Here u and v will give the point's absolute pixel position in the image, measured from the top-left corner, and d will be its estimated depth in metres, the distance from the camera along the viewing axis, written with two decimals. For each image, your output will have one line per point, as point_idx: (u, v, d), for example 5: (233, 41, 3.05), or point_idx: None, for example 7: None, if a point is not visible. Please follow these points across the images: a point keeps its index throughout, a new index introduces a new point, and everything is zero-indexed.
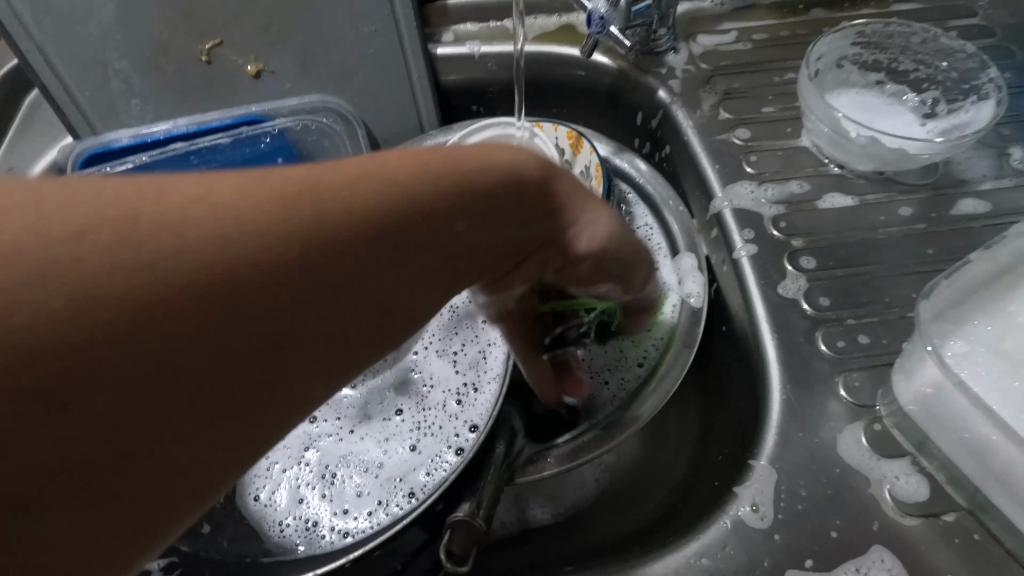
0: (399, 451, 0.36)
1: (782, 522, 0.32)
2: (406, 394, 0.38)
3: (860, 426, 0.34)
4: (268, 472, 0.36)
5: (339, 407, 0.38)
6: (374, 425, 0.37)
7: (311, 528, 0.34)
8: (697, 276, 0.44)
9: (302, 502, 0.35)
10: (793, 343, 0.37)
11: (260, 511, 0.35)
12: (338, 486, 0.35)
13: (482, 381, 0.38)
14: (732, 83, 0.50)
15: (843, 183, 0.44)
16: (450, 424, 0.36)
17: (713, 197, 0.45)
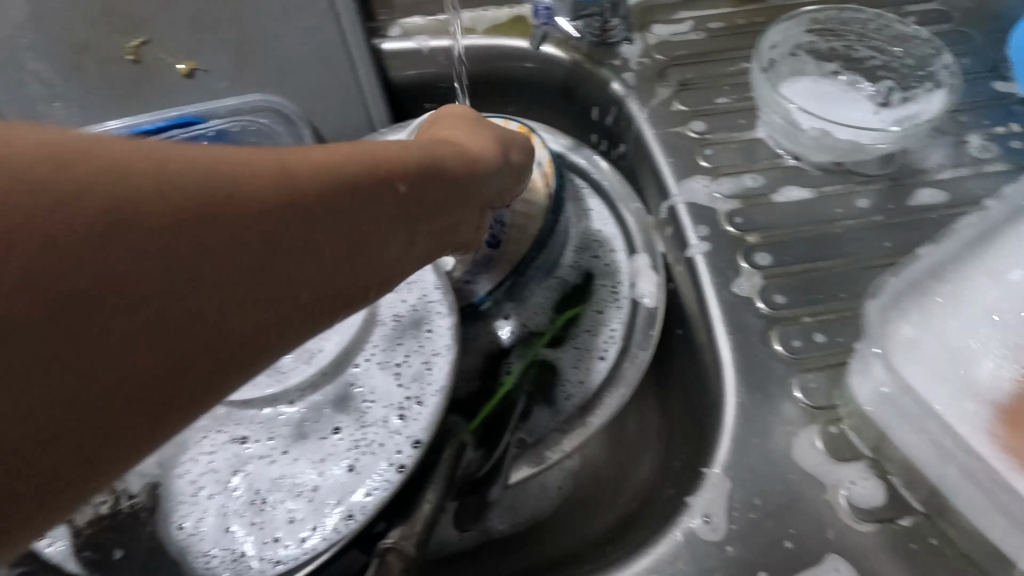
0: (336, 471, 0.33)
1: (735, 533, 0.30)
2: (348, 409, 0.36)
3: (815, 429, 0.33)
4: (193, 499, 0.34)
5: (273, 425, 0.36)
6: (311, 444, 0.35)
7: (239, 559, 0.31)
8: (651, 276, 0.43)
9: (230, 531, 0.32)
10: (747, 344, 0.36)
11: (183, 542, 0.32)
12: (268, 512, 0.33)
13: (426, 392, 0.36)
14: (687, 74, 0.49)
15: (799, 176, 0.43)
16: (391, 441, 0.34)
17: (668, 193, 0.44)
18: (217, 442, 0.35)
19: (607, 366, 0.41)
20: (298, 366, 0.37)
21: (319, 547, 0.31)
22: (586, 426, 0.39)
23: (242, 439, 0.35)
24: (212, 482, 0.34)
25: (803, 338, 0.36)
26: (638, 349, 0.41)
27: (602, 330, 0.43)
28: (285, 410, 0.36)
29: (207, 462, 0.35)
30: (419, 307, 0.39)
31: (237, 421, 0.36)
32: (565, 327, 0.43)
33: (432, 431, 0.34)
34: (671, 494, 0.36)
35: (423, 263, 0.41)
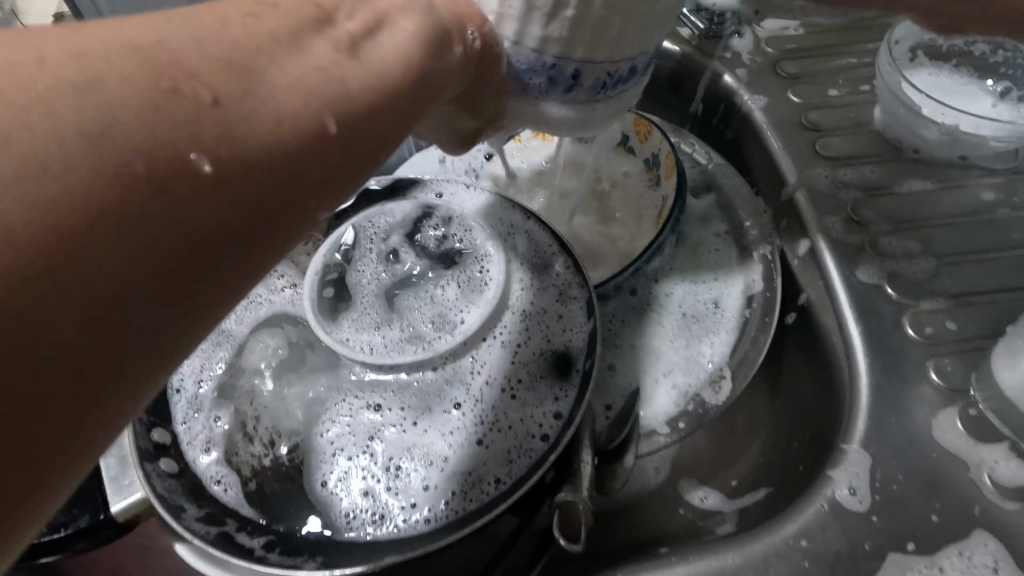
0: (468, 444, 0.34)
1: (880, 504, 0.31)
2: (470, 386, 0.36)
3: (955, 411, 0.34)
4: (332, 458, 0.35)
5: (405, 394, 0.36)
6: (439, 415, 0.35)
7: (380, 520, 0.32)
8: (754, 266, 0.44)
9: (369, 494, 0.33)
10: (880, 328, 0.37)
11: (327, 497, 0.33)
12: (404, 477, 0.33)
13: (560, 368, 0.37)
14: (800, 68, 0.50)
15: (919, 168, 0.44)
16: (535, 411, 0.35)
17: (787, 183, 0.45)
18: (353, 407, 0.36)
19: (723, 353, 0.41)
20: (440, 334, 0.38)
21: (470, 507, 0.32)
22: (712, 405, 0.39)
23: (377, 407, 0.36)
24: (350, 445, 0.35)
25: (935, 324, 0.37)
26: (760, 332, 0.41)
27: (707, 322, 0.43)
28: (428, 376, 0.37)
29: (341, 424, 0.36)
30: (545, 291, 0.40)
31: (369, 388, 0.37)
32: (670, 321, 0.44)
33: (575, 403, 0.35)
34: (803, 470, 0.37)
35: (552, 241, 0.42)
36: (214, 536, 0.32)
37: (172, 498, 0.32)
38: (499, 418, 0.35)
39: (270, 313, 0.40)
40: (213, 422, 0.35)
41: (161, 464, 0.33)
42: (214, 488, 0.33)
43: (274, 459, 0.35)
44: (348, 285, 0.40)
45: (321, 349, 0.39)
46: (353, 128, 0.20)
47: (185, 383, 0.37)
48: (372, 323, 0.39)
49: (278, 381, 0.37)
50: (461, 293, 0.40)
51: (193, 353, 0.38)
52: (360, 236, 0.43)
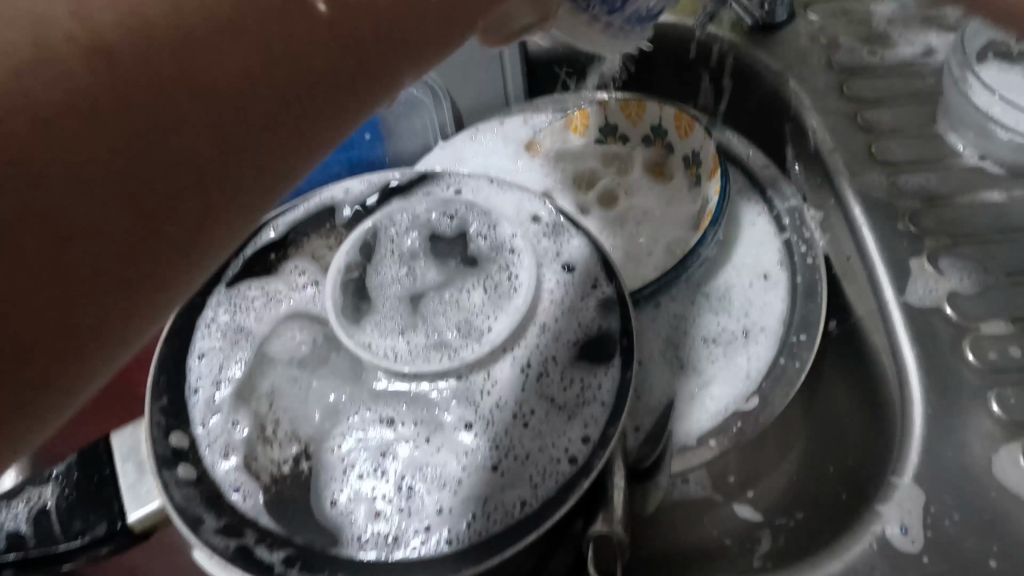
0: (482, 465, 0.33)
1: (933, 544, 0.30)
2: (481, 405, 0.35)
3: (1018, 446, 0.31)
4: (342, 476, 0.33)
5: (417, 409, 0.35)
6: (451, 434, 0.34)
7: (391, 544, 0.31)
8: (781, 275, 0.42)
9: (380, 517, 0.32)
10: (936, 351, 0.35)
11: (338, 518, 0.32)
12: (416, 499, 0.32)
13: (590, 390, 0.35)
14: (856, 61, 0.47)
15: (982, 178, 0.40)
16: (558, 438, 0.34)
17: (839, 186, 0.42)
18: (365, 420, 0.35)
19: (766, 361, 0.39)
20: (467, 342, 0.36)
21: (495, 528, 0.31)
22: (753, 404, 0.38)
23: (390, 421, 0.35)
24: (361, 461, 0.34)
25: (996, 350, 0.34)
26: (801, 347, 0.39)
27: (743, 337, 0.40)
28: (456, 386, 0.35)
29: (351, 439, 0.34)
30: (572, 296, 0.38)
31: (384, 400, 0.35)
32: (704, 335, 0.41)
33: (605, 426, 0.34)
34: (846, 498, 0.36)
35: (584, 246, 0.41)
36: (233, 550, 0.31)
37: (189, 508, 0.32)
38: (512, 439, 0.34)
39: (290, 305, 0.39)
40: (231, 426, 0.34)
41: (179, 470, 0.33)
42: (233, 496, 0.32)
43: (292, 467, 0.34)
44: (370, 287, 0.39)
45: (342, 351, 0.37)
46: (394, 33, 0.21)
47: (204, 383, 0.36)
48: (397, 327, 0.37)
49: (301, 376, 0.36)
50: (489, 300, 0.38)
51: (212, 351, 0.37)
52: (382, 237, 0.41)
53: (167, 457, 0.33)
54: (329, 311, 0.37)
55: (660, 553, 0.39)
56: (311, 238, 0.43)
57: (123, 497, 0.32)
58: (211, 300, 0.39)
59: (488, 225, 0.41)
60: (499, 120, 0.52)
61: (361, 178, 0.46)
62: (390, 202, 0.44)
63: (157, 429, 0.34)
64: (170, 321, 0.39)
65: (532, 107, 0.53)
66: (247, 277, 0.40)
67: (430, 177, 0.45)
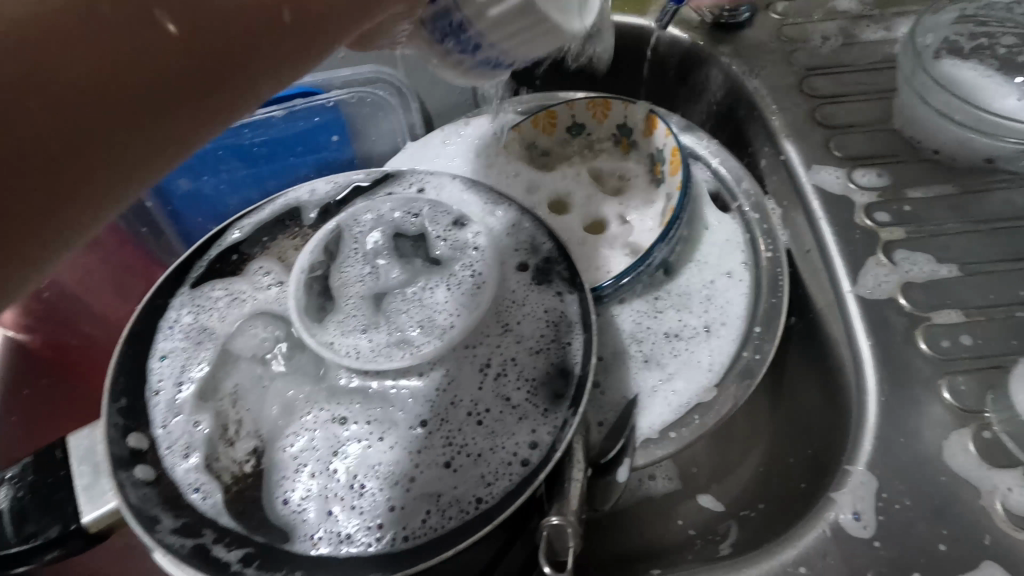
0: (435, 463, 0.33)
1: (885, 530, 0.30)
2: (435, 403, 0.35)
3: (968, 433, 0.32)
4: (294, 475, 0.33)
5: (371, 408, 0.35)
6: (404, 432, 0.34)
7: (344, 541, 0.31)
8: (744, 272, 0.42)
9: (332, 514, 0.32)
10: (891, 342, 0.35)
11: (289, 517, 0.32)
12: (368, 497, 0.32)
13: (549, 391, 0.35)
14: (816, 59, 0.47)
15: (936, 171, 0.41)
16: (509, 440, 0.34)
17: (800, 181, 0.43)
18: (318, 419, 0.35)
19: (726, 357, 0.40)
20: (428, 340, 0.36)
21: (450, 525, 0.32)
22: (708, 395, 0.39)
23: (343, 420, 0.35)
24: (313, 460, 0.34)
25: (949, 339, 0.35)
26: (764, 341, 0.39)
27: (706, 332, 0.41)
28: (415, 383, 0.36)
29: (305, 437, 0.35)
30: (532, 295, 0.39)
31: (340, 399, 0.36)
32: (665, 331, 0.42)
33: (560, 425, 0.34)
34: (803, 488, 0.36)
35: (547, 243, 0.41)
36: (189, 549, 0.31)
37: (147, 509, 0.31)
38: (464, 438, 0.34)
39: (252, 306, 0.39)
40: (192, 427, 0.34)
41: (136, 471, 0.32)
42: (192, 495, 0.32)
43: (253, 466, 0.34)
44: (333, 287, 0.39)
45: (305, 351, 0.37)
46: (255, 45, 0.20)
47: (164, 384, 0.36)
48: (359, 326, 0.38)
49: (265, 376, 0.37)
50: (450, 297, 0.38)
51: (174, 353, 0.37)
52: (346, 237, 0.41)
53: (126, 457, 0.32)
54: (292, 311, 0.38)
55: (625, 546, 0.40)
56: (276, 238, 0.43)
57: (79, 499, 0.31)
58: (173, 301, 0.39)
59: (451, 224, 0.41)
60: (469, 121, 0.52)
61: (328, 179, 0.46)
62: (357, 202, 0.44)
63: (116, 430, 0.33)
64: (132, 323, 0.38)
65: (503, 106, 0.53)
66: (211, 278, 0.40)
67: (395, 178, 0.45)
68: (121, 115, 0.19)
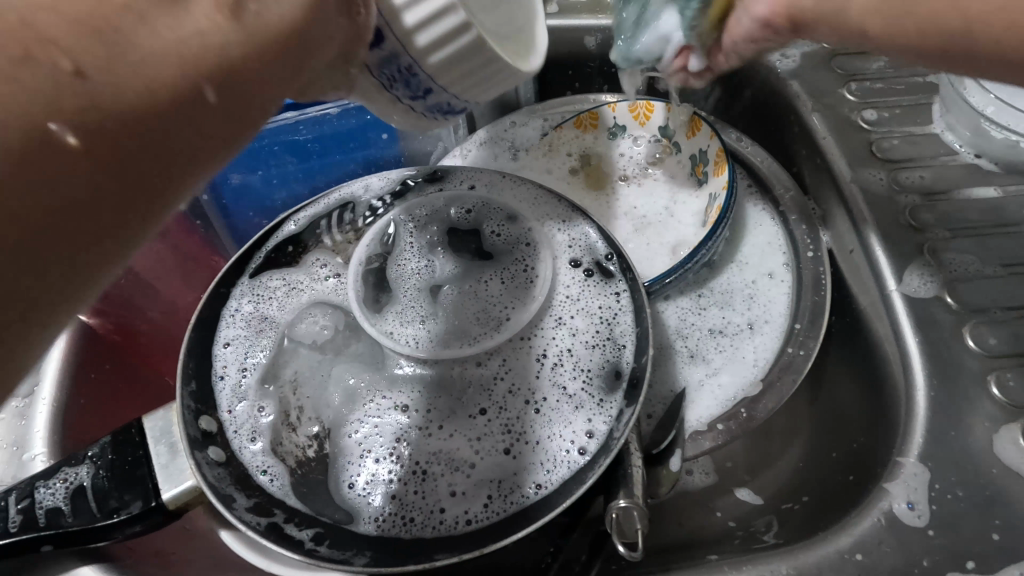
0: (495, 450, 0.34)
1: (939, 519, 0.31)
2: (495, 392, 0.36)
3: (1018, 427, 0.33)
4: (358, 460, 0.34)
5: (431, 396, 0.36)
6: (464, 419, 0.35)
7: (409, 523, 0.32)
8: (787, 270, 0.44)
9: (395, 498, 0.33)
10: (939, 338, 0.36)
11: (354, 500, 0.33)
12: (430, 482, 0.33)
13: (604, 381, 0.36)
14: (857, 63, 0.48)
15: (978, 174, 0.42)
16: (567, 428, 0.35)
17: (842, 182, 0.44)
18: (380, 408, 0.36)
19: (772, 352, 0.41)
20: (486, 331, 0.38)
21: (512, 510, 0.32)
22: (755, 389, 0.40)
23: (404, 407, 0.36)
24: (378, 446, 0.35)
25: (995, 337, 0.36)
26: (808, 337, 0.40)
27: (750, 329, 0.42)
28: (474, 372, 0.37)
29: (367, 425, 0.35)
30: (584, 289, 0.40)
31: (400, 386, 0.37)
32: (710, 326, 0.43)
33: (616, 414, 0.35)
34: (851, 480, 0.37)
35: (597, 238, 0.42)
36: (263, 527, 0.32)
37: (221, 488, 0.32)
38: (523, 426, 0.35)
39: (310, 297, 0.40)
40: (258, 412, 0.35)
41: (209, 452, 0.33)
42: (260, 477, 0.33)
43: (317, 450, 0.35)
44: (391, 278, 0.40)
45: (363, 340, 0.39)
46: (232, 96, 0.18)
47: (230, 370, 0.37)
48: (417, 316, 0.39)
49: (325, 362, 0.38)
50: (505, 290, 0.39)
51: (238, 340, 0.38)
52: (400, 232, 0.42)
53: (199, 438, 0.34)
54: (352, 301, 0.39)
55: (672, 536, 0.40)
56: (329, 231, 0.43)
57: (158, 476, 0.33)
58: (235, 290, 0.40)
59: (504, 220, 0.42)
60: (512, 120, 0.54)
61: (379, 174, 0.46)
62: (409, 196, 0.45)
63: (187, 412, 0.34)
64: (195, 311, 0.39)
65: (544, 107, 0.55)
66: (270, 269, 0.42)
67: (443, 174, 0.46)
68: (84, 200, 0.16)
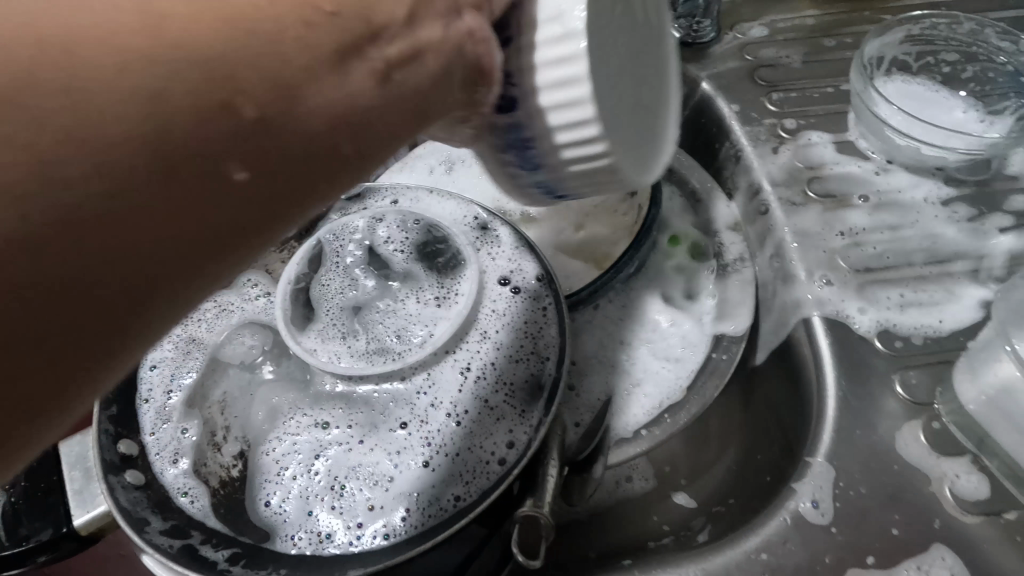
0: (413, 464, 0.35)
1: (842, 517, 0.32)
2: (416, 405, 0.37)
3: (919, 424, 0.34)
4: (276, 478, 0.35)
5: (352, 411, 0.37)
6: (385, 433, 0.36)
7: (325, 540, 0.32)
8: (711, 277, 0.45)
9: (313, 514, 0.33)
10: (848, 340, 0.38)
11: (270, 519, 0.33)
12: (348, 498, 0.34)
13: (525, 393, 0.37)
14: (777, 74, 0.50)
15: (890, 179, 0.44)
16: (486, 440, 0.35)
17: (761, 191, 0.45)
18: (300, 424, 0.36)
19: (696, 360, 0.42)
20: (408, 346, 0.38)
21: (430, 523, 0.33)
22: (678, 395, 0.41)
23: (325, 424, 0.36)
24: (294, 463, 0.35)
25: (901, 337, 0.37)
26: (733, 343, 0.42)
27: (676, 335, 0.43)
28: (395, 386, 0.37)
29: (287, 442, 0.36)
30: (508, 302, 0.40)
31: (323, 403, 0.37)
32: (639, 335, 0.44)
33: (535, 426, 0.35)
34: (769, 481, 0.38)
35: (523, 251, 0.43)
36: (177, 549, 0.32)
37: (137, 511, 0.33)
38: (442, 439, 0.35)
39: (240, 317, 0.41)
40: (181, 434, 0.36)
41: (127, 476, 0.34)
42: (181, 499, 0.34)
43: (240, 470, 0.35)
44: (314, 299, 0.40)
45: (291, 359, 0.39)
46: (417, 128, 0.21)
47: (154, 394, 0.37)
48: (339, 333, 0.39)
49: (252, 382, 0.38)
50: (428, 306, 0.40)
51: (164, 362, 0.38)
52: (328, 250, 0.43)
53: (118, 463, 0.34)
54: (278, 320, 0.39)
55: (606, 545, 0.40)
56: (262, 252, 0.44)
57: (72, 502, 0.33)
58: None
59: (431, 235, 0.43)
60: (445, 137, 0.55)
61: None
62: (339, 215, 0.45)
63: (107, 437, 0.35)
64: None
65: None
66: None
67: (376, 194, 0.47)
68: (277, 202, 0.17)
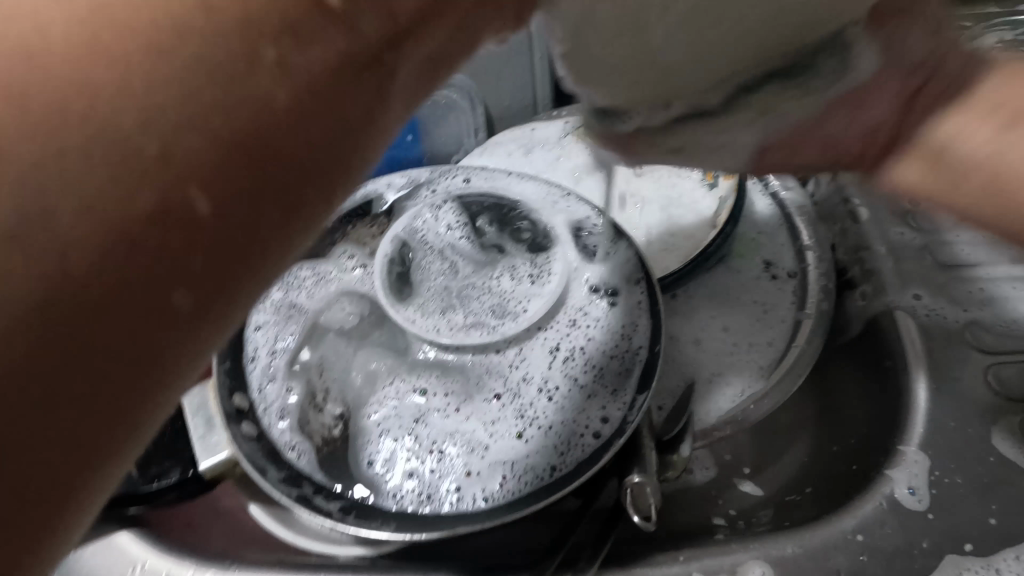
0: (507, 435, 0.36)
1: (938, 504, 0.32)
2: (509, 378, 0.38)
3: (1014, 419, 0.34)
4: (377, 438, 0.36)
5: (447, 380, 0.38)
6: (480, 403, 0.37)
7: (426, 500, 0.33)
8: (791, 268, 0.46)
9: (413, 476, 0.34)
10: (938, 335, 0.38)
11: (373, 476, 0.35)
12: (447, 462, 0.35)
13: (616, 372, 0.38)
14: None
15: None
16: (581, 416, 0.36)
17: (845, 190, 0.46)
18: (400, 390, 0.38)
19: (776, 352, 0.43)
20: (504, 322, 0.39)
21: (526, 489, 0.34)
22: (760, 383, 0.41)
23: (422, 390, 0.38)
24: (395, 426, 0.36)
25: (991, 334, 0.38)
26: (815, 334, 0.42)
27: (756, 324, 0.44)
28: (491, 359, 0.38)
29: (387, 406, 0.37)
30: (597, 284, 0.41)
31: (421, 370, 0.38)
32: (722, 325, 0.44)
33: (629, 403, 0.36)
34: (854, 470, 0.38)
35: (612, 234, 0.44)
36: (294, 497, 0.33)
37: (255, 459, 0.34)
38: (533, 412, 0.36)
39: (338, 286, 0.42)
40: (286, 392, 0.37)
41: (243, 427, 0.35)
42: (289, 453, 0.35)
43: (343, 429, 0.36)
44: (412, 276, 0.42)
45: (390, 327, 0.40)
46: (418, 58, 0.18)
47: (260, 353, 0.38)
48: (437, 307, 0.40)
49: (354, 347, 0.40)
50: (522, 286, 0.41)
51: (267, 325, 0.40)
52: (421, 228, 0.44)
53: (233, 414, 0.35)
54: (378, 289, 0.41)
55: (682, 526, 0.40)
56: (356, 226, 0.46)
57: (196, 449, 0.35)
58: None
59: (524, 220, 0.45)
60: (527, 129, 0.57)
61: (404, 174, 0.49)
62: (418, 200, 0.47)
63: (223, 389, 0.36)
64: None
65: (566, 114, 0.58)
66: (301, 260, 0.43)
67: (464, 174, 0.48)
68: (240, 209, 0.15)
